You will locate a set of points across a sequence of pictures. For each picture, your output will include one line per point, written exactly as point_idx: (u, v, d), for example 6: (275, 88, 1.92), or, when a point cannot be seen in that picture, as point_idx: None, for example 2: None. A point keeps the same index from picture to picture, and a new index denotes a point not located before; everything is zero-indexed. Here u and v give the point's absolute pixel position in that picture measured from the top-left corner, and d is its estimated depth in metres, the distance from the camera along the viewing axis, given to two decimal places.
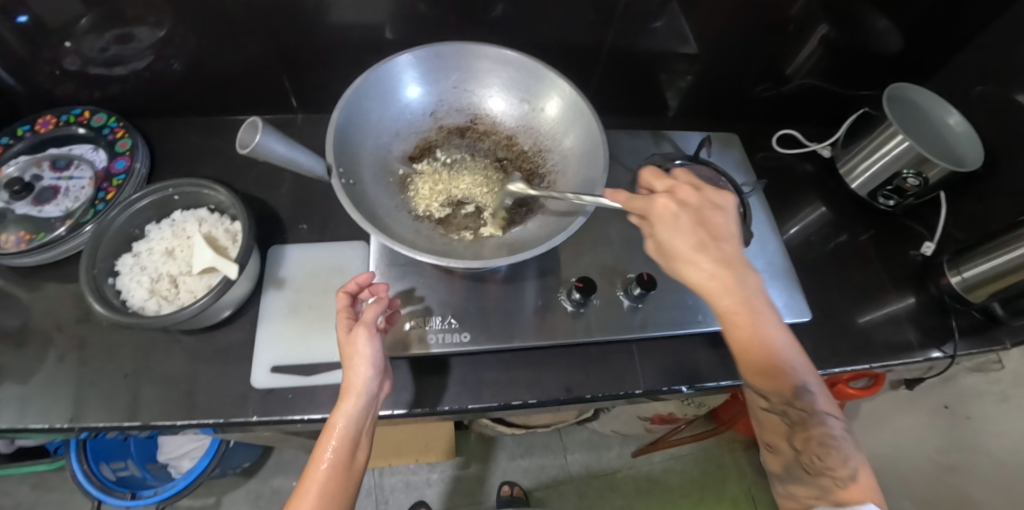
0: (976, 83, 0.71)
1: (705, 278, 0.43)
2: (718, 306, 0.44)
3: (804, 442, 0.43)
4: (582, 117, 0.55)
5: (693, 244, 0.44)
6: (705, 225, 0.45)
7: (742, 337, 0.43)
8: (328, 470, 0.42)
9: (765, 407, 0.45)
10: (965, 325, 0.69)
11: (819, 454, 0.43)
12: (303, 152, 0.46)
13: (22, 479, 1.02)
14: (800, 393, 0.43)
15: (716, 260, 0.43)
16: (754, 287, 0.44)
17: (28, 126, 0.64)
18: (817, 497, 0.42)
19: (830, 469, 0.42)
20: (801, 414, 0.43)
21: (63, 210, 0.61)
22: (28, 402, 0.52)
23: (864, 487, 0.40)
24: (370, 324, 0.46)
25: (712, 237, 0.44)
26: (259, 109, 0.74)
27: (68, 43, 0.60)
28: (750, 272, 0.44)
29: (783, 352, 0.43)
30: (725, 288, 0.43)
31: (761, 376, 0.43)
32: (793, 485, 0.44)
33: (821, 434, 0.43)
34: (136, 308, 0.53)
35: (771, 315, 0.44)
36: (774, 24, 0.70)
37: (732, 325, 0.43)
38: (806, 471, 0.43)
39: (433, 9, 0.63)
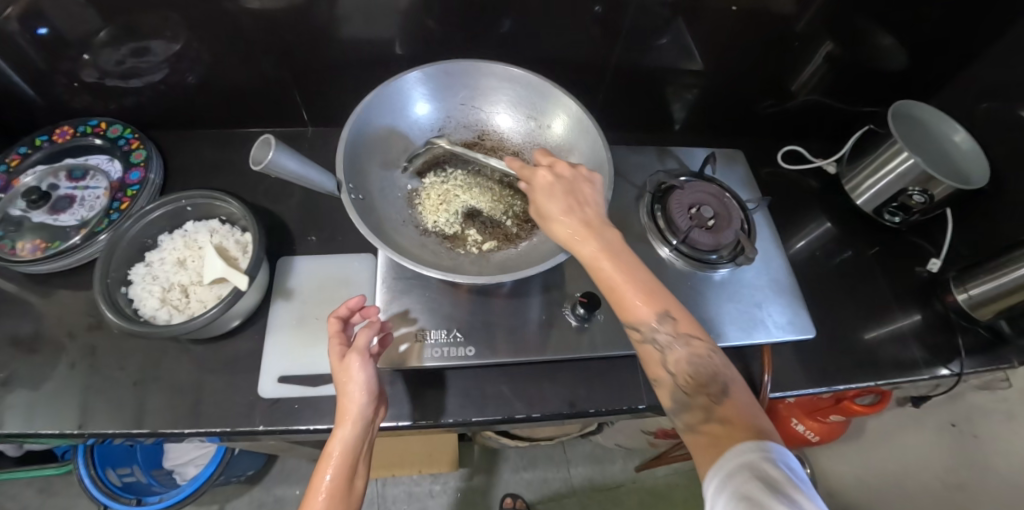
0: (981, 100, 0.72)
1: (568, 234, 0.45)
2: (580, 253, 0.45)
3: (677, 365, 0.43)
4: (587, 135, 0.56)
5: (562, 208, 0.46)
6: (574, 191, 0.47)
7: (607, 278, 0.44)
8: (324, 501, 0.42)
9: (640, 340, 0.44)
10: (972, 343, 0.68)
11: (691, 376, 0.43)
12: (314, 169, 0.47)
13: (29, 483, 1.03)
14: (664, 319, 0.44)
15: (578, 220, 0.45)
16: (615, 239, 0.45)
17: (46, 136, 0.66)
18: (705, 419, 0.41)
19: (704, 388, 0.43)
20: (667, 339, 0.44)
21: (78, 219, 0.62)
22: (39, 408, 0.53)
23: (734, 400, 0.42)
24: (363, 350, 0.47)
25: (579, 202, 0.46)
26: (270, 122, 0.75)
27: (86, 56, 0.61)
28: (605, 226, 0.46)
29: (647, 288, 0.45)
30: (586, 240, 0.45)
31: (631, 312, 0.44)
32: (682, 412, 0.43)
33: (689, 355, 0.44)
34: (146, 317, 0.54)
35: (627, 255, 0.45)
36: (778, 42, 0.71)
37: (597, 271, 0.45)
38: (685, 393, 0.43)
39: (442, 26, 0.64)
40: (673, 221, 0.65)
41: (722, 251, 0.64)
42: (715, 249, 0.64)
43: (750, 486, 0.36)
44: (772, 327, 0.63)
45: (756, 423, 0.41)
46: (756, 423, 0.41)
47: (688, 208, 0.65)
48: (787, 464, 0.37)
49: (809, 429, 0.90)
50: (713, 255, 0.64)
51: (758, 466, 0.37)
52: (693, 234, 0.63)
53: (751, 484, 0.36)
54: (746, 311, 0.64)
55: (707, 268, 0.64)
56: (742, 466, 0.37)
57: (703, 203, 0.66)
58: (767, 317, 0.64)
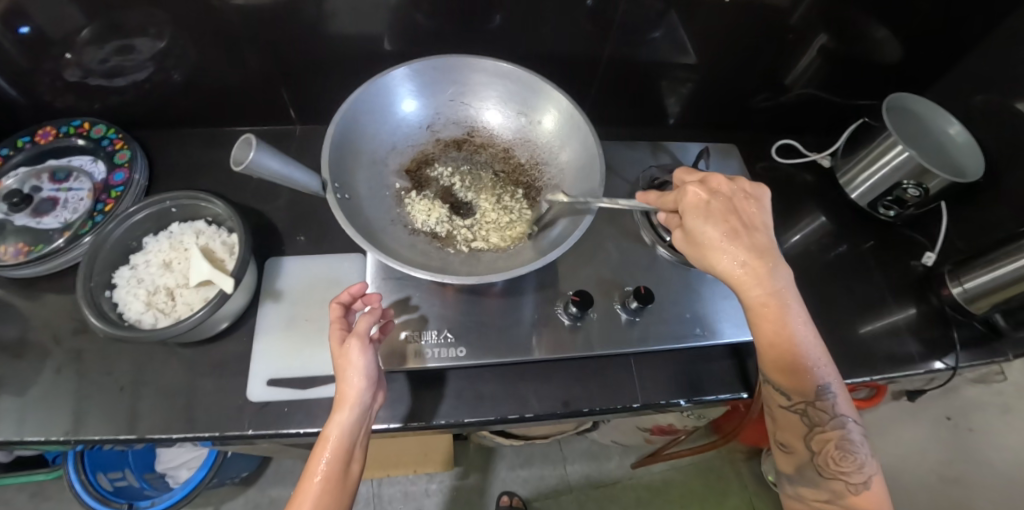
0: (977, 92, 0.71)
1: (733, 266, 0.45)
2: (748, 295, 0.46)
3: (822, 442, 0.45)
4: (578, 130, 0.55)
5: (723, 235, 0.45)
6: (736, 216, 0.46)
7: (769, 330, 0.45)
8: (321, 483, 0.42)
9: (783, 405, 0.47)
10: (966, 336, 0.68)
11: (836, 458, 0.45)
12: (298, 168, 0.45)
13: (20, 488, 1.02)
14: (823, 394, 0.45)
15: (748, 254, 0.45)
16: (785, 287, 0.46)
17: (28, 137, 0.65)
18: (827, 500, 0.45)
19: (846, 474, 0.44)
20: (821, 415, 0.45)
21: (62, 221, 0.61)
22: (24, 414, 0.52)
23: (875, 493, 0.43)
24: (363, 336, 0.46)
25: (745, 226, 0.46)
26: (258, 120, 0.74)
27: (68, 55, 0.60)
28: (781, 264, 0.46)
29: (812, 352, 0.45)
30: (757, 279, 0.45)
31: (788, 377, 0.45)
32: (803, 487, 0.47)
33: (842, 438, 0.45)
34: (132, 321, 0.53)
35: (796, 304, 0.46)
36: (773, 35, 0.70)
37: (762, 316, 0.45)
38: (821, 473, 0.45)
39: (432, 21, 0.63)
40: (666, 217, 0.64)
41: None
42: None
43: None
44: None
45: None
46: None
47: None
48: None
49: None
50: None
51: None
52: None
53: None
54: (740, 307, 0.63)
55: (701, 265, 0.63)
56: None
57: None
58: None
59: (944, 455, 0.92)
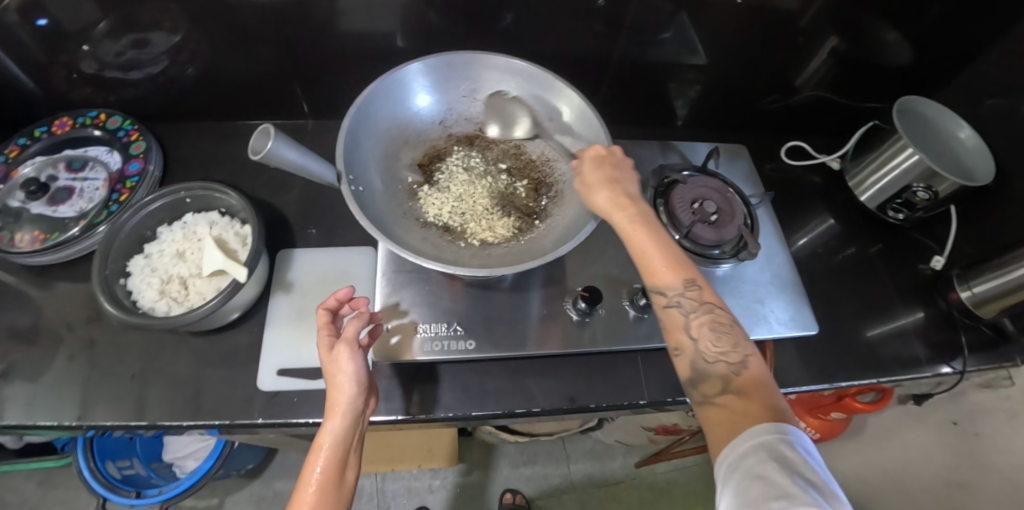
0: (987, 96, 0.71)
1: (607, 201, 0.47)
2: (614, 220, 0.47)
3: (699, 328, 0.43)
4: (590, 127, 0.55)
5: (600, 179, 0.48)
6: (616, 168, 0.50)
7: (637, 243, 0.46)
8: (316, 493, 0.40)
9: (666, 304, 0.45)
10: (975, 340, 0.68)
11: (712, 341, 0.43)
12: (315, 160, 0.46)
13: (28, 476, 1.03)
14: (690, 285, 0.44)
15: (618, 191, 0.48)
16: (649, 211, 0.47)
17: (46, 127, 0.66)
18: (721, 390, 0.41)
19: (723, 355, 0.42)
20: (693, 303, 0.44)
21: (78, 210, 0.62)
22: (38, 400, 0.53)
23: (756, 373, 0.42)
24: (352, 341, 0.47)
25: (618, 177, 0.49)
26: (270, 114, 0.75)
27: (86, 48, 0.61)
28: (639, 199, 0.48)
29: (674, 257, 0.45)
30: (622, 207, 0.47)
31: (658, 278, 0.45)
32: (700, 382, 0.42)
33: (713, 321, 0.44)
34: (145, 309, 0.53)
35: (657, 225, 0.47)
36: (782, 36, 0.70)
37: (629, 235, 0.46)
38: (705, 361, 0.43)
39: (443, 19, 0.63)
40: (675, 216, 0.64)
41: (725, 247, 0.63)
42: (718, 244, 0.63)
43: (766, 468, 0.34)
44: (774, 323, 0.63)
45: (775, 402, 0.39)
46: (775, 405, 0.39)
47: (691, 203, 0.65)
48: (804, 446, 0.36)
49: (811, 426, 0.90)
50: (716, 250, 0.63)
51: (775, 448, 0.35)
52: (697, 229, 0.63)
53: (765, 465, 0.35)
54: (748, 306, 0.63)
55: (709, 264, 0.64)
56: (756, 447, 0.36)
57: (706, 198, 0.65)
58: (769, 313, 0.63)
59: (949, 460, 0.92)
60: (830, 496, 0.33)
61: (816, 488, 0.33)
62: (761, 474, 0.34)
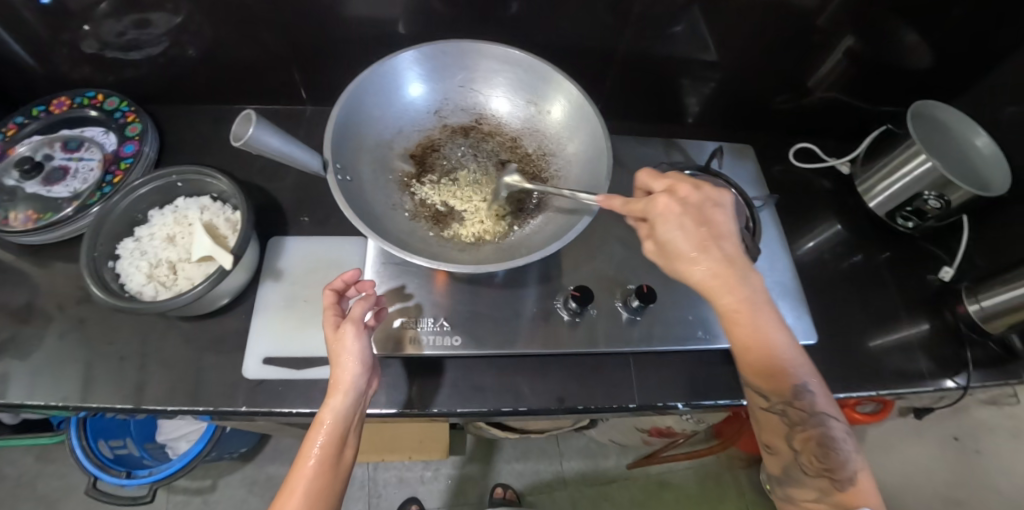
0: (1009, 103, 0.68)
1: (706, 275, 0.43)
2: (719, 305, 0.44)
3: (803, 441, 0.44)
4: (587, 121, 0.54)
5: (695, 240, 0.42)
6: (704, 214, 0.43)
7: (743, 338, 0.44)
8: (315, 468, 0.41)
9: (765, 406, 0.45)
10: (980, 357, 0.65)
11: (817, 456, 0.44)
12: (299, 149, 0.45)
13: (26, 450, 1.05)
14: (799, 394, 0.44)
15: (717, 258, 0.43)
16: (756, 292, 0.44)
17: (43, 106, 0.66)
18: (816, 499, 0.43)
19: (829, 470, 0.43)
20: (799, 413, 0.44)
21: (71, 191, 0.61)
22: (24, 379, 0.53)
23: (863, 489, 0.42)
24: (358, 321, 0.46)
25: (715, 235, 0.43)
26: (270, 99, 0.74)
27: (86, 27, 0.60)
28: (749, 277, 0.44)
29: (786, 354, 0.44)
30: (730, 289, 0.43)
31: (762, 378, 0.44)
32: (794, 486, 0.45)
33: (819, 435, 0.44)
34: (133, 292, 0.53)
35: (768, 314, 0.44)
36: (799, 33, 0.67)
37: (733, 324, 0.44)
38: (805, 472, 0.44)
39: (447, 6, 0.62)
40: None
41: None
42: None
43: None
44: None
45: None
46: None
47: None
48: None
49: None
50: None
51: None
52: None
53: None
54: None
55: None
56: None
57: None
58: None
59: (951, 477, 0.92)
60: None
61: None
62: None
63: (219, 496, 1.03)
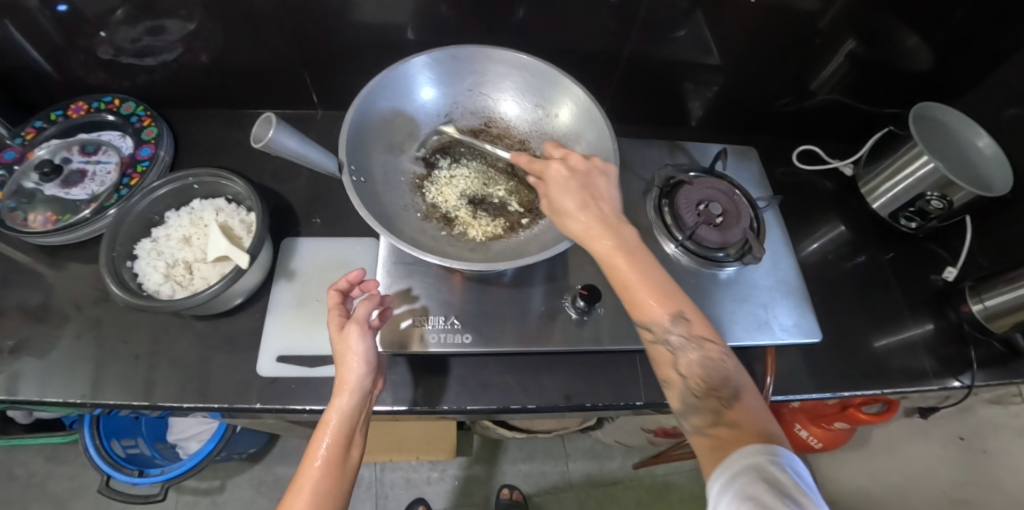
0: (1009, 105, 0.69)
1: (582, 228, 0.44)
2: (596, 250, 0.43)
3: (689, 367, 0.42)
4: (594, 124, 0.55)
5: (579, 200, 0.44)
6: (585, 178, 0.46)
7: (621, 278, 0.43)
8: (321, 468, 0.42)
9: (651, 340, 0.43)
10: (985, 356, 0.66)
11: (701, 377, 0.42)
12: (315, 150, 0.46)
13: (38, 450, 1.06)
14: (678, 320, 0.42)
15: (590, 209, 0.44)
16: (630, 236, 0.44)
17: (62, 111, 0.67)
18: (714, 423, 0.41)
19: (715, 391, 0.42)
20: (679, 340, 0.43)
21: (89, 193, 0.63)
22: (43, 376, 0.54)
23: (746, 406, 0.41)
24: (363, 321, 0.47)
25: (594, 196, 0.45)
26: (280, 103, 0.76)
27: (103, 34, 0.62)
28: (620, 223, 0.44)
29: (661, 288, 0.43)
30: (602, 237, 0.43)
31: (642, 310, 0.42)
32: (692, 416, 0.42)
33: (701, 358, 0.42)
34: (150, 292, 0.54)
35: (642, 252, 0.44)
36: (800, 36, 0.68)
37: (610, 268, 0.43)
38: (695, 397, 0.42)
39: (455, 12, 0.63)
40: (680, 217, 0.64)
41: (730, 250, 0.62)
42: (722, 247, 0.62)
43: (757, 487, 0.35)
44: (777, 329, 0.62)
45: (766, 428, 0.40)
46: (767, 431, 0.40)
47: (696, 204, 0.64)
48: (791, 466, 0.37)
49: (812, 434, 0.89)
50: (720, 253, 0.63)
51: (764, 470, 0.36)
52: (700, 231, 0.62)
53: (756, 485, 0.35)
54: (751, 312, 0.63)
55: (713, 267, 0.63)
56: (748, 468, 0.37)
57: (712, 199, 0.64)
58: (772, 319, 0.63)
59: (956, 477, 0.94)
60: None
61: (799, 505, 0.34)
62: (749, 494, 0.35)
63: (228, 496, 1.04)
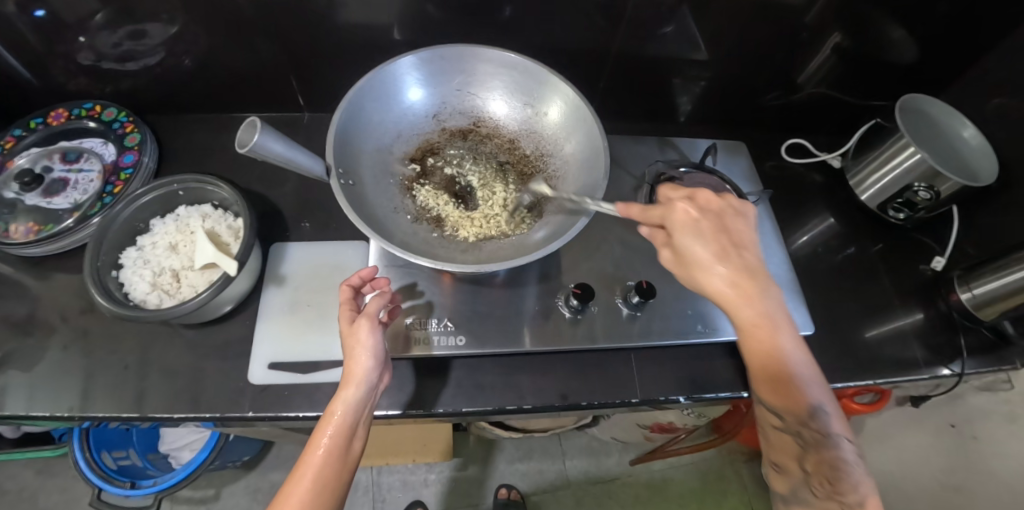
0: (993, 95, 0.70)
1: (721, 281, 0.42)
2: (740, 316, 0.43)
3: (814, 464, 0.44)
4: (584, 122, 0.55)
5: (712, 253, 0.42)
6: (726, 233, 0.43)
7: (757, 348, 0.44)
8: (323, 458, 0.42)
9: (775, 425, 0.45)
10: (975, 343, 0.67)
11: (829, 478, 0.43)
12: (303, 153, 0.45)
13: (27, 464, 1.05)
14: (812, 416, 0.43)
15: (737, 264, 0.43)
16: (773, 303, 0.43)
17: (41, 119, 0.66)
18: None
19: (838, 492, 0.42)
20: (817, 435, 0.43)
21: (72, 202, 0.62)
22: (28, 390, 0.53)
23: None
24: (373, 316, 0.47)
25: (733, 243, 0.43)
26: (267, 107, 0.75)
27: (83, 39, 0.60)
28: (767, 278, 0.44)
29: (801, 374, 0.44)
30: (750, 302, 0.43)
31: (777, 396, 0.44)
32: (796, 504, 0.45)
33: (834, 458, 0.43)
34: (137, 301, 0.53)
35: (785, 326, 0.44)
36: (787, 30, 0.69)
37: (750, 335, 0.43)
38: (815, 494, 0.43)
39: (442, 12, 0.63)
40: None
41: None
42: None
43: None
44: None
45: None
46: None
47: None
48: None
49: None
50: None
51: None
52: None
53: None
54: None
55: None
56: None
57: None
58: None
59: (945, 463, 0.96)
60: None
61: None
62: None
63: (223, 505, 1.03)
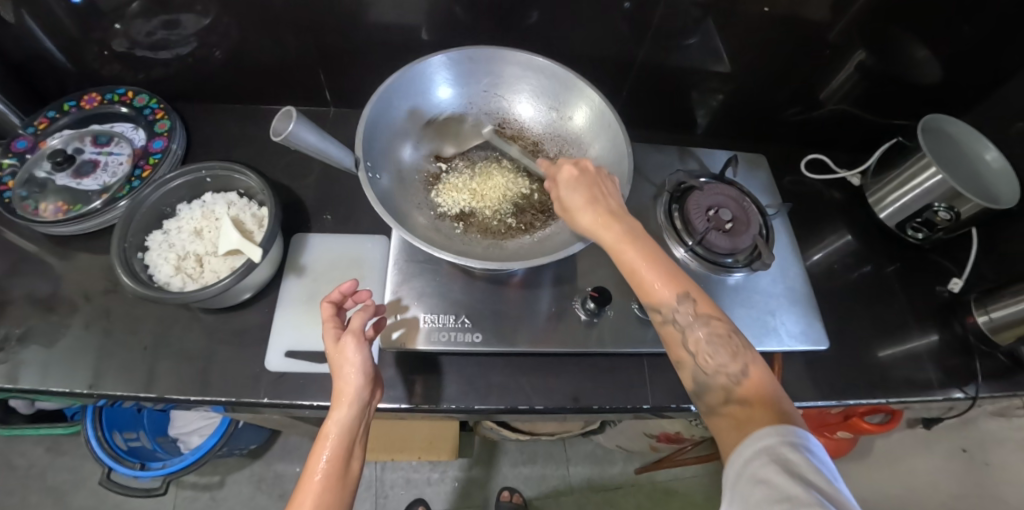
0: (1017, 119, 0.69)
1: (590, 222, 0.45)
2: (602, 239, 0.44)
3: (697, 344, 0.41)
4: (609, 128, 0.55)
5: (581, 201, 0.46)
6: (596, 185, 0.47)
7: (626, 262, 0.43)
8: (321, 482, 0.40)
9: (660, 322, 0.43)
10: (990, 368, 0.66)
11: (710, 354, 0.41)
12: (334, 145, 0.46)
13: (38, 441, 1.06)
14: (684, 299, 0.42)
15: (599, 210, 0.45)
16: (637, 227, 0.45)
17: (75, 102, 0.68)
18: (725, 401, 0.39)
19: (723, 367, 0.40)
20: (687, 319, 0.42)
21: (101, 184, 0.63)
22: (50, 366, 0.54)
23: (756, 379, 0.39)
24: (358, 333, 0.48)
25: (601, 194, 0.47)
26: (293, 100, 0.76)
27: (118, 26, 0.62)
28: (624, 214, 0.45)
29: (665, 273, 0.43)
30: (608, 226, 0.44)
31: (651, 294, 0.43)
32: (704, 394, 0.41)
33: (710, 334, 0.41)
34: (160, 283, 0.54)
35: (646, 239, 0.44)
36: (810, 46, 0.69)
37: (618, 257, 0.44)
38: (705, 374, 0.41)
39: (469, 14, 0.64)
40: (690, 221, 0.64)
41: (739, 256, 0.63)
42: (731, 253, 0.63)
43: (769, 471, 0.33)
44: (785, 336, 0.62)
45: (780, 408, 0.37)
46: (783, 412, 0.37)
47: (707, 210, 0.64)
48: (809, 448, 0.35)
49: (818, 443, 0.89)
50: (728, 259, 0.63)
51: (777, 452, 0.34)
52: (710, 237, 0.62)
53: (768, 469, 0.34)
54: (760, 318, 0.63)
55: (721, 272, 0.64)
56: (759, 453, 0.35)
57: (722, 206, 0.65)
58: (780, 325, 0.63)
59: (955, 488, 0.96)
60: (837, 499, 0.32)
61: (822, 492, 0.32)
62: (763, 479, 0.33)
63: (227, 493, 1.04)
